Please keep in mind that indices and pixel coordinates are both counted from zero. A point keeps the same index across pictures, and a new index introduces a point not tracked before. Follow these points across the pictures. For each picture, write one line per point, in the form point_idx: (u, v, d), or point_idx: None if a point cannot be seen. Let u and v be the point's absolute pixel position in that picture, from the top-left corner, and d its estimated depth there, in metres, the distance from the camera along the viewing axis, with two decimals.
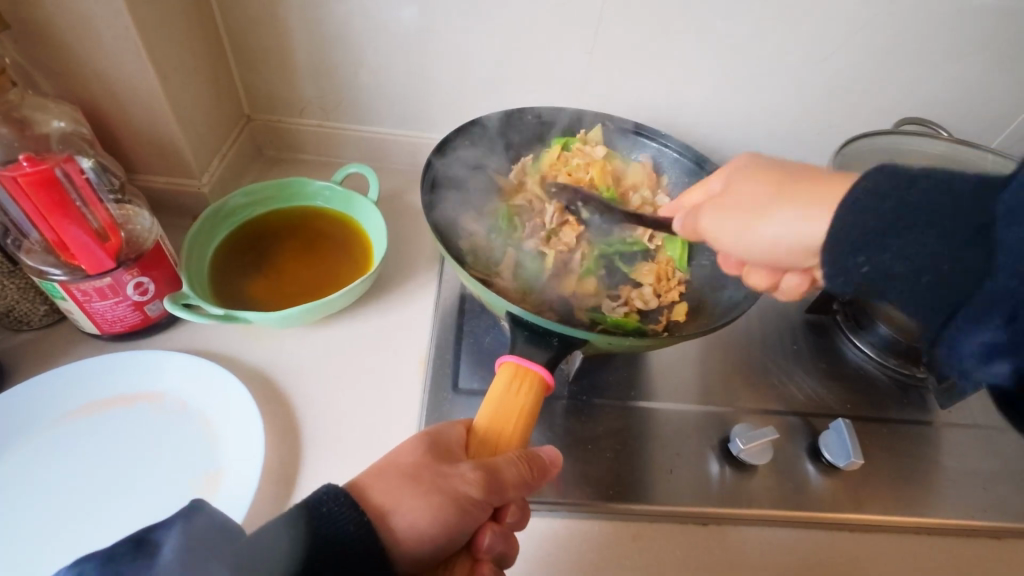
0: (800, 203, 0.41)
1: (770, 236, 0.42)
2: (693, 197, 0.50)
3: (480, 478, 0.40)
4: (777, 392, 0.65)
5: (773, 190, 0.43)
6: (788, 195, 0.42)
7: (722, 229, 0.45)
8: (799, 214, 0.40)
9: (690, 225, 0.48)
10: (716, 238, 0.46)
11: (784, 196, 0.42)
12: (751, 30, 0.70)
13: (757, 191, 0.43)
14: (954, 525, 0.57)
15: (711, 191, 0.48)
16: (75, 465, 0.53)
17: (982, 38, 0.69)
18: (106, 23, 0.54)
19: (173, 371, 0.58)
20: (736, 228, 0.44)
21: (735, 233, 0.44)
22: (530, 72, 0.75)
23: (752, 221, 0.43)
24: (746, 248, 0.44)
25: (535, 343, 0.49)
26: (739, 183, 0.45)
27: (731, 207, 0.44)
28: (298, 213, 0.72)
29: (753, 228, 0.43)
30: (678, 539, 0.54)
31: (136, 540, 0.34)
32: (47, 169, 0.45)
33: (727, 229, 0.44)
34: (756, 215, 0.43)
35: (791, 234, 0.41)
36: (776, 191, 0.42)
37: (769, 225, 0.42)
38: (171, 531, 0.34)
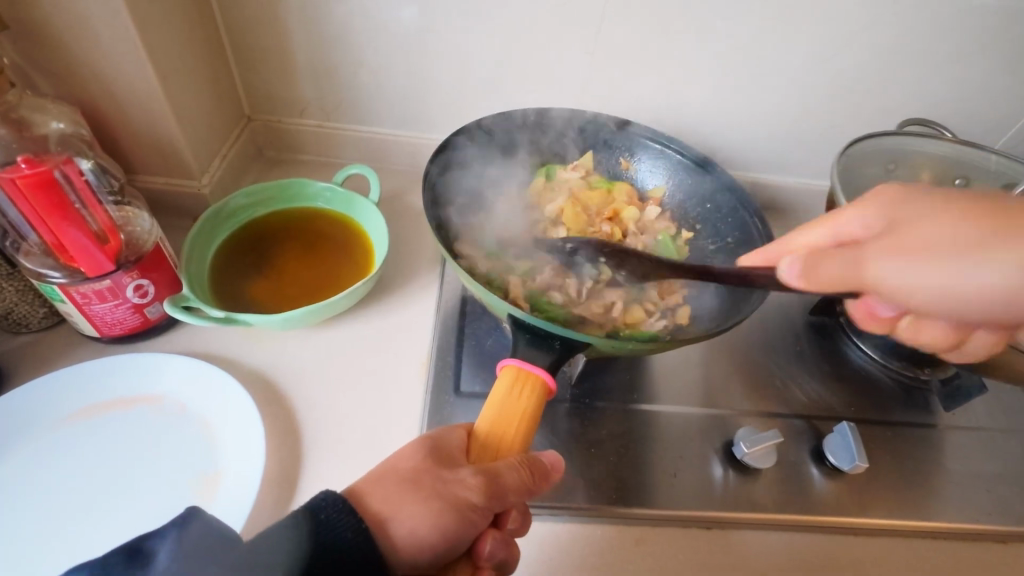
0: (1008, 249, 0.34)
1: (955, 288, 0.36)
2: (810, 236, 0.44)
3: (481, 484, 0.39)
4: (779, 395, 0.65)
5: (951, 235, 0.36)
6: (956, 254, 0.36)
7: (890, 270, 0.38)
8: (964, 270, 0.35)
9: (817, 275, 0.40)
10: (896, 285, 0.38)
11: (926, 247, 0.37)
12: (753, 30, 0.69)
13: (916, 275, 0.37)
14: (958, 528, 0.57)
15: (850, 229, 0.42)
16: (73, 468, 0.52)
17: (986, 37, 0.69)
18: (105, 23, 0.54)
19: (172, 373, 0.58)
20: (925, 285, 0.37)
21: (903, 278, 0.38)
22: (531, 72, 0.75)
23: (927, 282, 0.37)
24: (917, 292, 0.38)
25: (536, 347, 0.49)
26: (911, 219, 0.39)
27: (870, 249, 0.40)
28: (298, 214, 0.71)
29: (938, 271, 0.36)
30: (681, 543, 0.54)
31: (131, 550, 0.34)
32: (46, 171, 0.45)
33: (908, 276, 0.37)
34: (916, 280, 0.37)
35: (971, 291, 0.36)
36: (948, 225, 0.37)
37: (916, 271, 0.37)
38: (164, 539, 0.34)
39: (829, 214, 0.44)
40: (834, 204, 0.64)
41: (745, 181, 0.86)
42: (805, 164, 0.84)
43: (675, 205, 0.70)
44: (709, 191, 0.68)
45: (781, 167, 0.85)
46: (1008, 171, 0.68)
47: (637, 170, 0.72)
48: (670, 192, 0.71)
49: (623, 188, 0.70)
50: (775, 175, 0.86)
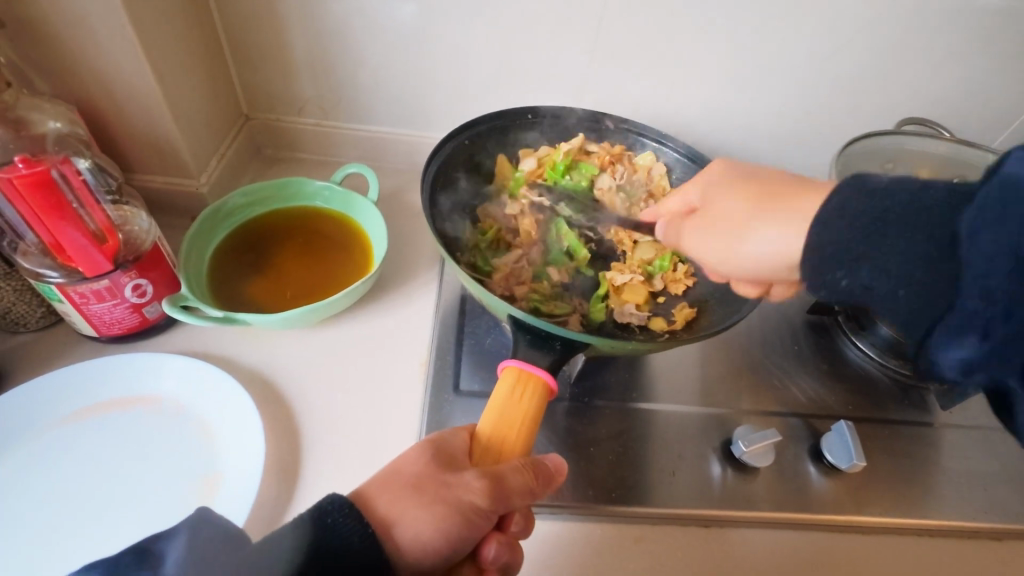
0: (780, 214, 0.46)
1: (760, 251, 0.47)
2: (673, 204, 0.56)
3: (485, 485, 0.39)
4: (776, 393, 0.65)
5: (749, 204, 0.48)
6: (760, 203, 0.47)
7: (700, 244, 0.51)
8: (790, 226, 0.45)
9: (671, 236, 0.56)
10: (702, 251, 0.51)
11: (776, 205, 0.46)
12: (751, 29, 0.69)
13: (734, 214, 0.49)
14: (955, 526, 0.57)
15: (690, 202, 0.55)
16: (71, 470, 0.52)
17: (983, 38, 0.69)
18: (102, 20, 0.54)
19: (172, 374, 0.58)
20: (714, 249, 0.50)
21: (713, 253, 0.50)
22: (530, 71, 0.75)
23: (736, 241, 0.48)
24: (725, 264, 0.50)
25: (536, 347, 0.49)
26: (716, 197, 0.51)
27: (714, 224, 0.50)
28: (296, 213, 0.71)
29: (744, 240, 0.48)
30: (679, 542, 0.54)
31: (139, 550, 0.34)
32: (43, 171, 0.44)
33: (707, 244, 0.51)
34: (735, 228, 0.48)
35: (782, 247, 0.46)
36: (743, 200, 0.48)
37: (766, 240, 0.46)
38: (173, 541, 0.35)
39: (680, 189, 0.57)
40: None
41: None
42: (803, 163, 0.85)
43: None
44: None
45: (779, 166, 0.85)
46: None
47: None
48: None
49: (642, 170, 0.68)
50: None
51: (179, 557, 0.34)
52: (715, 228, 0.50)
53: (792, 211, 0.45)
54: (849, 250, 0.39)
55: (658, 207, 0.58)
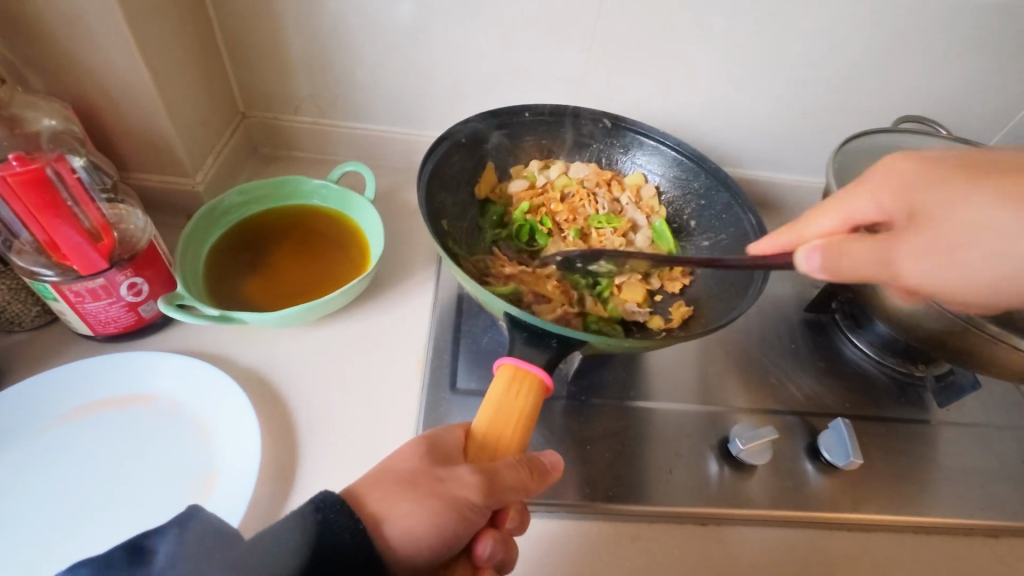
0: None
1: (976, 271, 0.35)
2: (824, 224, 0.41)
3: (480, 481, 0.40)
4: (774, 391, 0.65)
5: (1012, 205, 0.34)
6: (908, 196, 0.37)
7: (925, 271, 0.37)
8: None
9: (830, 266, 0.39)
10: (924, 276, 0.37)
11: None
12: (748, 27, 0.69)
13: (1003, 216, 0.34)
14: (951, 524, 0.57)
15: (864, 212, 0.39)
16: (66, 468, 0.52)
17: (979, 37, 0.69)
18: (97, 18, 0.53)
19: (167, 372, 0.58)
20: (959, 267, 0.35)
21: (959, 272, 0.36)
22: (527, 69, 0.75)
23: (948, 255, 0.36)
24: (959, 275, 0.36)
25: (533, 345, 0.49)
26: (934, 200, 0.36)
27: (864, 189, 0.40)
28: (293, 212, 0.71)
29: None
30: (676, 540, 0.54)
31: (132, 546, 0.34)
32: (37, 168, 0.44)
33: (933, 273, 0.36)
34: (987, 232, 0.34)
35: None
36: (995, 196, 0.34)
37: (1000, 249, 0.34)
38: (164, 536, 0.34)
39: (817, 208, 0.42)
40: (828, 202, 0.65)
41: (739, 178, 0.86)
42: (800, 161, 0.85)
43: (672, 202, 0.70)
44: (704, 188, 0.68)
45: (776, 164, 0.85)
46: None
47: (632, 167, 0.72)
48: (666, 189, 0.70)
49: (630, 185, 0.70)
50: (772, 173, 0.86)
51: (171, 551, 0.34)
52: (964, 226, 0.35)
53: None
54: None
55: (791, 235, 0.43)
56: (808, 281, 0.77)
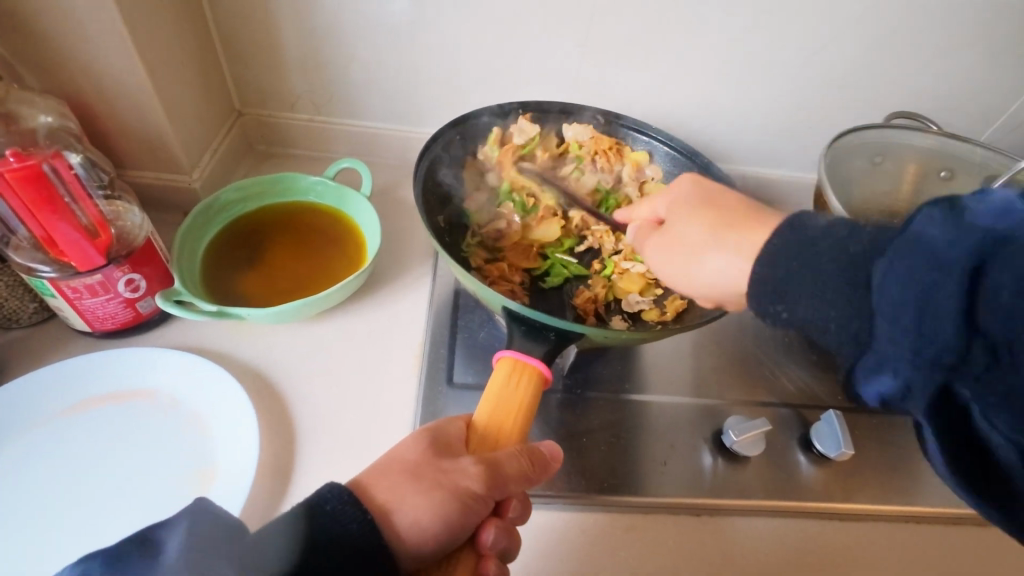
0: (735, 245, 0.43)
1: (669, 271, 0.48)
2: (644, 211, 0.53)
3: (481, 471, 0.40)
4: (768, 384, 0.66)
5: (708, 232, 0.45)
6: (721, 232, 0.44)
7: (671, 265, 0.47)
8: (720, 253, 0.43)
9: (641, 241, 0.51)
10: (658, 265, 0.48)
11: (731, 230, 0.44)
12: (741, 23, 0.70)
13: (701, 239, 0.45)
14: (942, 513, 0.58)
15: (654, 213, 0.52)
16: (64, 465, 0.52)
17: (970, 33, 0.70)
18: (92, 16, 0.53)
19: (165, 369, 0.58)
20: (672, 268, 0.47)
21: (687, 272, 0.46)
22: (523, 66, 0.75)
23: (690, 264, 0.45)
24: (694, 282, 0.46)
25: (532, 338, 0.49)
26: (679, 215, 0.47)
27: (666, 196, 0.51)
28: (290, 208, 0.71)
29: (699, 263, 0.45)
30: (672, 530, 0.55)
31: (140, 539, 0.34)
32: (33, 165, 0.44)
33: (657, 259, 0.48)
34: (693, 252, 0.45)
35: (733, 276, 0.43)
36: (710, 226, 0.45)
37: (705, 266, 0.44)
38: (173, 529, 0.34)
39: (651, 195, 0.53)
40: (819, 195, 0.66)
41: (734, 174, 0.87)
42: (793, 157, 0.85)
43: None
44: None
45: (770, 160, 0.86)
46: (991, 162, 0.69)
47: None
48: None
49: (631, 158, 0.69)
50: (766, 169, 0.87)
51: (181, 545, 0.34)
52: (710, 245, 0.44)
53: (751, 246, 0.42)
54: (786, 287, 0.37)
55: (629, 211, 0.55)
56: None
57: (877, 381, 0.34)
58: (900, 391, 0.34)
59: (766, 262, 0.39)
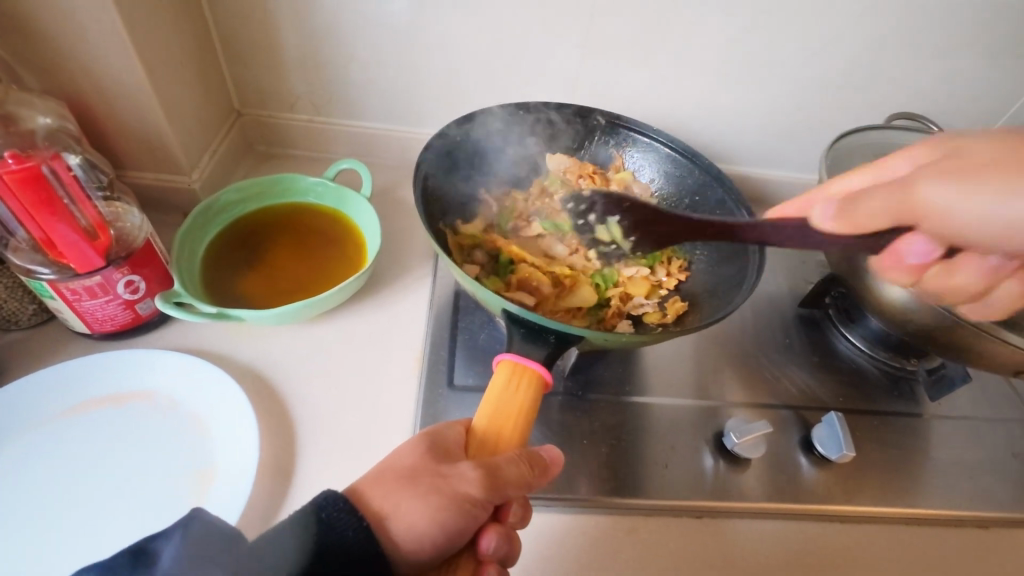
0: None
1: (957, 217, 0.37)
2: (825, 202, 0.42)
3: (480, 476, 0.40)
4: (769, 386, 0.66)
5: (963, 182, 0.37)
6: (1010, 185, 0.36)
7: (928, 211, 0.38)
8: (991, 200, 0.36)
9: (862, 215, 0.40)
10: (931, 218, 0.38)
11: (983, 174, 0.37)
12: (742, 24, 0.70)
13: (975, 192, 0.37)
14: (943, 515, 0.58)
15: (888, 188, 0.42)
16: (63, 468, 0.52)
17: (972, 34, 0.70)
18: (91, 16, 0.53)
19: (164, 370, 0.58)
20: (961, 211, 0.37)
21: (965, 220, 0.37)
22: (523, 67, 0.75)
23: (967, 205, 0.37)
24: (972, 224, 0.37)
25: (531, 341, 0.49)
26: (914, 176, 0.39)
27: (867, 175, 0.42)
28: (290, 210, 0.71)
29: (980, 200, 0.37)
30: (673, 533, 0.54)
31: (136, 551, 0.35)
32: (33, 166, 0.44)
33: (933, 209, 0.38)
34: (961, 196, 0.37)
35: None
36: (956, 182, 0.37)
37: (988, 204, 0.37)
38: (168, 540, 0.35)
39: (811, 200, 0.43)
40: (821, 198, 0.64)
41: (734, 175, 0.87)
42: (794, 158, 0.85)
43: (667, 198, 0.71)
44: (698, 184, 0.68)
45: (770, 161, 0.86)
46: None
47: (626, 163, 0.72)
48: (660, 185, 0.71)
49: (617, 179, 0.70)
50: (766, 170, 0.87)
51: (175, 555, 0.34)
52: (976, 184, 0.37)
53: None
54: None
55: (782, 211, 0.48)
56: (803, 276, 0.78)
57: None
58: None
59: None
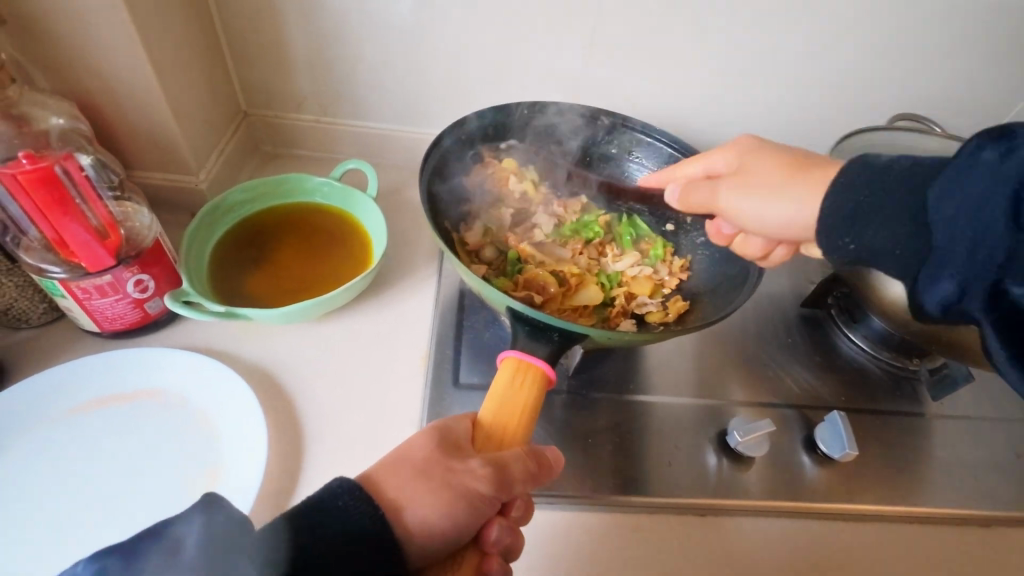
0: (787, 187, 0.45)
1: (774, 208, 0.45)
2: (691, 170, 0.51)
3: (490, 474, 0.40)
4: (772, 385, 0.66)
5: (784, 175, 0.46)
6: (793, 180, 0.45)
7: (742, 202, 0.47)
8: (799, 198, 0.44)
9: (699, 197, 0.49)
10: (747, 209, 0.47)
11: (783, 178, 0.45)
12: (746, 25, 0.70)
13: (768, 193, 0.46)
14: (945, 514, 0.59)
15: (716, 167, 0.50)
16: (73, 465, 0.53)
17: (975, 35, 0.70)
18: (101, 17, 0.54)
19: (174, 368, 0.58)
20: (756, 194, 0.46)
21: (757, 206, 0.46)
22: (528, 67, 0.75)
23: (768, 199, 0.46)
24: (766, 215, 0.46)
25: (536, 338, 0.50)
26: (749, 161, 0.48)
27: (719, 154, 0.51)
28: (298, 209, 0.71)
29: (777, 199, 0.45)
30: (676, 530, 0.55)
31: (156, 534, 0.34)
32: (46, 167, 0.45)
33: (752, 204, 0.46)
34: (766, 192, 0.46)
35: (788, 216, 0.45)
36: (761, 186, 0.46)
37: (762, 203, 0.46)
38: (189, 525, 0.34)
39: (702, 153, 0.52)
40: None
41: None
42: None
43: None
44: None
45: None
46: None
47: (630, 164, 0.72)
48: None
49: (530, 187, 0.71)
50: None
51: (197, 541, 0.34)
52: (776, 194, 0.45)
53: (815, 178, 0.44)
54: (858, 215, 0.39)
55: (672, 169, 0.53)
56: (805, 277, 0.78)
57: (937, 288, 0.35)
58: (956, 294, 0.35)
59: (838, 193, 0.40)
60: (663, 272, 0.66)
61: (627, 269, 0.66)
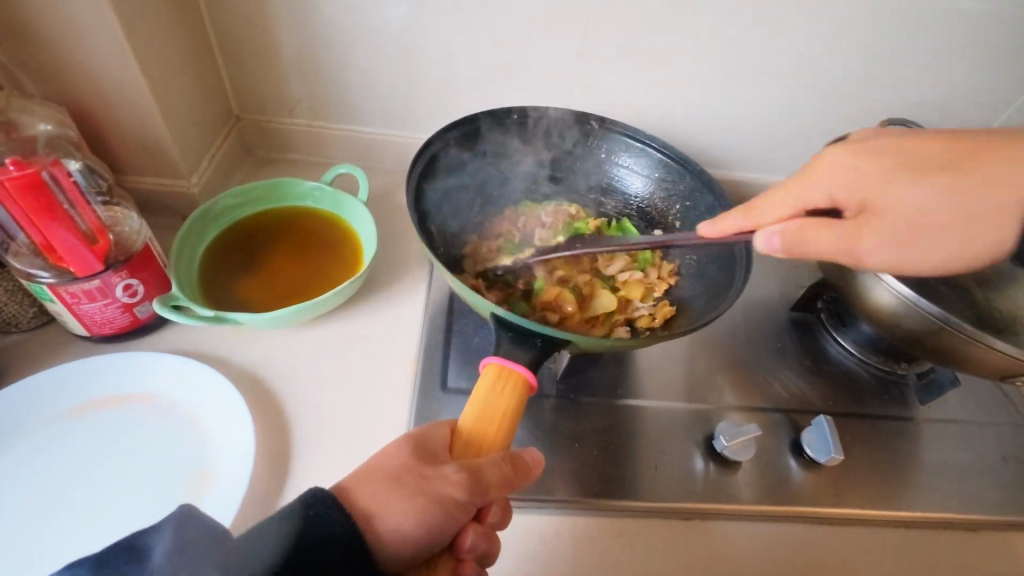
0: (944, 207, 0.42)
1: (931, 246, 0.43)
2: (779, 211, 0.47)
3: (464, 480, 0.41)
4: (761, 390, 0.66)
5: (944, 192, 0.42)
6: (961, 191, 0.42)
7: (882, 247, 0.44)
8: (962, 233, 0.42)
9: (812, 242, 0.45)
10: (883, 249, 0.44)
11: (945, 189, 0.42)
12: (736, 30, 0.70)
13: (933, 204, 0.42)
14: (931, 518, 0.59)
15: (816, 199, 0.46)
16: (60, 468, 0.53)
17: (964, 41, 0.71)
18: (91, 23, 0.54)
19: (163, 372, 0.59)
20: (911, 231, 0.43)
21: (904, 243, 0.43)
22: (519, 72, 0.76)
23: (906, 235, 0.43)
24: (926, 252, 0.43)
25: (518, 344, 0.50)
26: (881, 188, 0.44)
27: (819, 177, 0.46)
28: (289, 213, 0.72)
29: (915, 240, 0.43)
30: (662, 534, 0.55)
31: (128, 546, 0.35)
32: (33, 173, 0.45)
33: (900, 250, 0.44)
34: (913, 220, 0.43)
35: (965, 245, 0.42)
36: (939, 186, 0.42)
37: (933, 235, 0.43)
38: (160, 533, 0.35)
39: (779, 187, 0.48)
40: None
41: (728, 181, 0.87)
42: (788, 163, 0.86)
43: (660, 203, 0.71)
44: (690, 191, 0.69)
45: (764, 166, 0.86)
46: None
47: (620, 169, 0.72)
48: (653, 190, 0.71)
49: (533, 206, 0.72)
50: (762, 175, 0.87)
51: (167, 550, 0.34)
52: (938, 224, 0.42)
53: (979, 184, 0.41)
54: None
55: (752, 215, 0.48)
56: (795, 281, 0.79)
57: None
58: None
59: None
60: (654, 277, 0.67)
61: (619, 274, 0.67)
